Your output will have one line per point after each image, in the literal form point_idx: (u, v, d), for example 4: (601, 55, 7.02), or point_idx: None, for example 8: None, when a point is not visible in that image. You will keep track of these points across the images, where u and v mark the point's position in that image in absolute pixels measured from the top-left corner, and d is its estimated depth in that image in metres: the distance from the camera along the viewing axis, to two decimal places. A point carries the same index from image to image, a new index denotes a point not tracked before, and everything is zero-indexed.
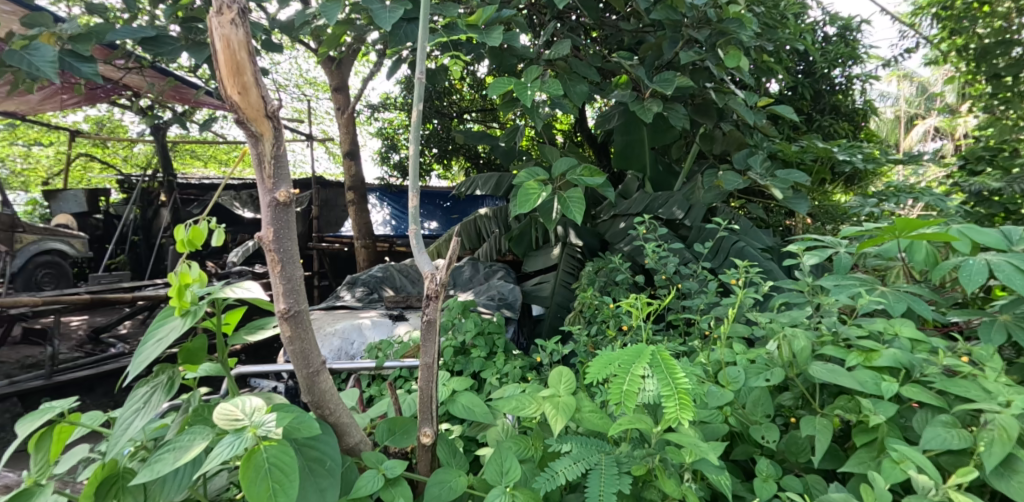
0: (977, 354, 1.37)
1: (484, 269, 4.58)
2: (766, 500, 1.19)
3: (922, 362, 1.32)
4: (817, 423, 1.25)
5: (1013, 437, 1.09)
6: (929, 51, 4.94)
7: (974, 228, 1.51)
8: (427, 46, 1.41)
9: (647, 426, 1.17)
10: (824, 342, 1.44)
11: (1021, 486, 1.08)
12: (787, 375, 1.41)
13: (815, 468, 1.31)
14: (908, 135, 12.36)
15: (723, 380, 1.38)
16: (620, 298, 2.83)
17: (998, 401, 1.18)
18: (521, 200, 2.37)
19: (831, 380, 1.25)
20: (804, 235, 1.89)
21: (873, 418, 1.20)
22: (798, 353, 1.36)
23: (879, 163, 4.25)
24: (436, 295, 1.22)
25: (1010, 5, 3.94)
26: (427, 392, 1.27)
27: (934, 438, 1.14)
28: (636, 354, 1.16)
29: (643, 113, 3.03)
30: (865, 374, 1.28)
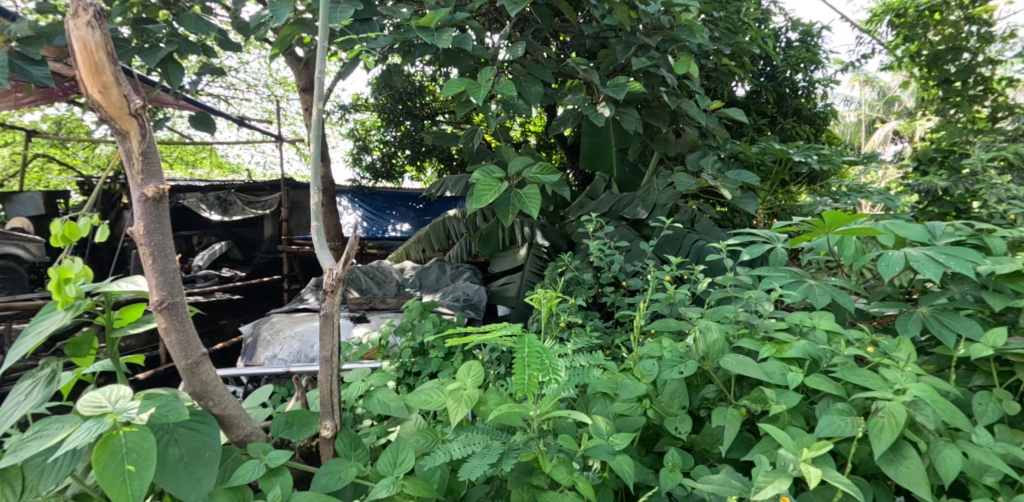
0: (884, 345, 1.44)
1: (451, 270, 4.56)
2: (670, 489, 1.23)
3: (828, 353, 1.41)
4: (727, 415, 1.32)
5: (901, 423, 1.15)
6: (886, 57, 5.09)
7: (900, 223, 1.57)
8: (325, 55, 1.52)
9: (524, 410, 1.22)
10: (742, 335, 1.53)
11: (908, 471, 1.16)
12: (704, 368, 1.47)
13: (727, 458, 1.38)
14: (873, 136, 12.76)
15: (638, 373, 1.43)
16: (581, 297, 2.75)
17: (893, 388, 1.25)
18: (476, 197, 2.36)
19: (740, 371, 1.32)
20: (746, 231, 1.92)
21: (775, 407, 1.28)
22: (710, 345, 1.43)
23: (835, 163, 4.34)
24: (334, 289, 1.30)
25: (960, 14, 4.16)
26: (328, 386, 1.31)
27: (829, 425, 1.21)
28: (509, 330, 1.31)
29: (595, 117, 3.09)
30: (773, 365, 1.36)
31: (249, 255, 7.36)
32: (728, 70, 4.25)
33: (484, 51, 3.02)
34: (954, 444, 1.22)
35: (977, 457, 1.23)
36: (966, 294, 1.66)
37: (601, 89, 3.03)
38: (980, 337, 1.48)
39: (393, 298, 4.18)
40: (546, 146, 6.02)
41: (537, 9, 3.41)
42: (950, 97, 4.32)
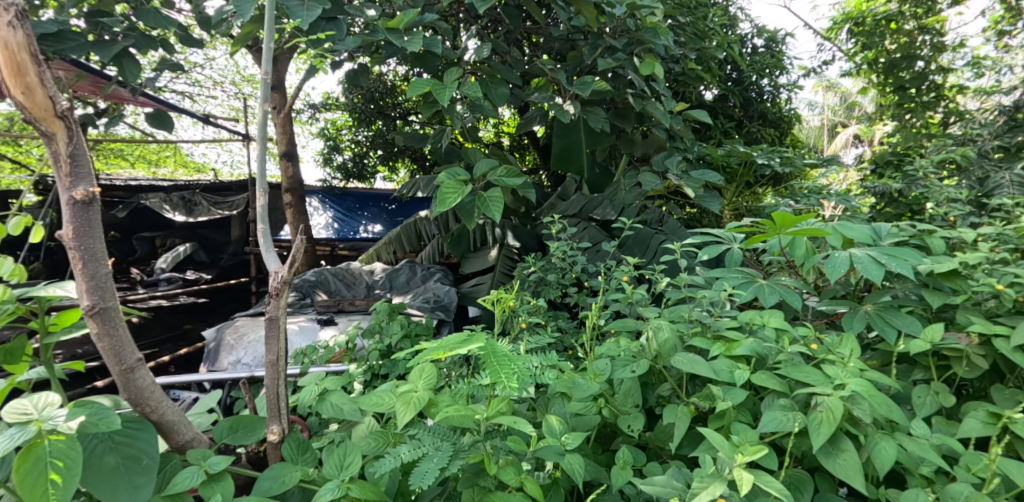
0: (829, 341, 1.52)
1: (421, 271, 4.53)
2: (621, 486, 1.31)
3: (773, 350, 1.48)
4: (677, 411, 1.39)
5: (837, 418, 1.22)
6: (846, 64, 5.25)
7: (846, 225, 1.66)
8: (269, 62, 1.58)
9: (472, 415, 1.29)
10: (695, 333, 1.59)
11: (845, 463, 1.23)
12: (657, 367, 1.53)
13: (677, 455, 1.45)
14: (835, 141, 13.09)
15: (592, 373, 1.50)
16: (547, 297, 2.78)
17: (834, 384, 1.32)
18: (438, 201, 2.40)
19: (689, 368, 1.38)
20: (704, 232, 2.00)
21: (721, 403, 1.35)
22: (662, 344, 1.50)
23: (797, 166, 4.45)
24: (278, 292, 1.33)
25: (914, 24, 4.33)
26: (274, 391, 1.38)
27: (772, 421, 1.27)
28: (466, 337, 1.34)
29: (561, 114, 3.15)
30: (722, 363, 1.43)
31: (216, 257, 7.12)
32: (695, 74, 4.32)
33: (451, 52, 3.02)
34: (889, 436, 1.29)
35: (912, 449, 1.29)
36: (910, 293, 1.75)
37: (567, 88, 3.09)
38: (919, 333, 1.58)
39: (362, 300, 4.12)
40: (519, 148, 6.02)
41: (505, 10, 3.43)
42: (905, 102, 4.50)
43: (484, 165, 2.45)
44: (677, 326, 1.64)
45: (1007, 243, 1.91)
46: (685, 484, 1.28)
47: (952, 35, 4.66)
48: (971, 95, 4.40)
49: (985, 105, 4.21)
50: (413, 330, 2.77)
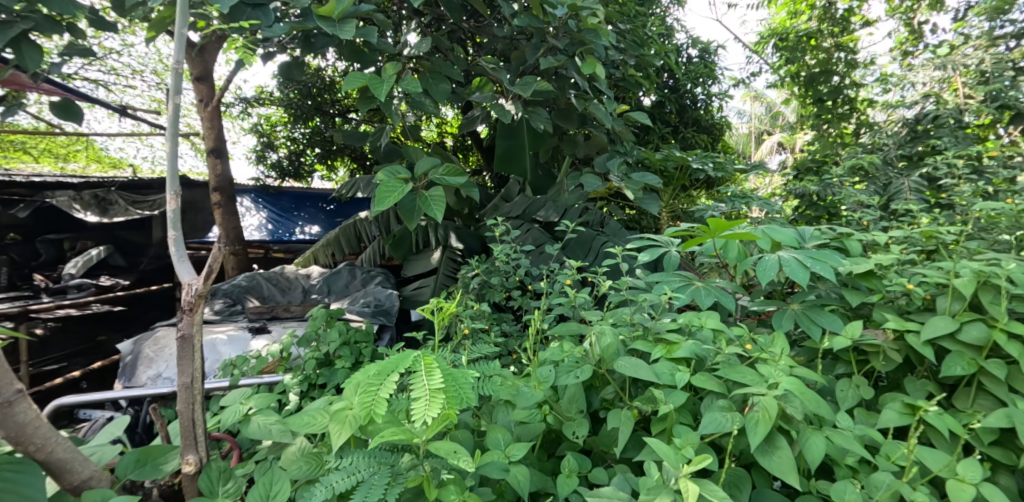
0: (761, 341, 1.58)
1: (361, 275, 4.42)
2: (567, 495, 1.35)
3: (712, 352, 1.53)
4: (621, 416, 1.42)
5: (773, 417, 1.27)
6: (772, 76, 5.53)
7: (774, 229, 1.74)
8: (179, 61, 1.58)
9: (409, 438, 1.30)
10: (636, 337, 1.62)
11: (780, 460, 1.29)
12: (601, 371, 1.55)
13: (622, 458, 1.48)
14: (762, 148, 13.68)
15: (536, 380, 1.52)
16: (490, 300, 2.76)
17: (767, 383, 1.37)
18: (379, 198, 2.36)
19: (633, 373, 1.41)
20: (643, 236, 2.05)
21: (663, 406, 1.38)
22: (605, 348, 1.51)
23: (728, 171, 4.62)
24: (193, 307, 1.45)
25: (831, 42, 4.80)
26: (188, 421, 1.50)
27: (712, 423, 1.31)
28: (401, 358, 1.32)
29: (503, 114, 3.15)
30: (663, 366, 1.46)
31: (134, 261, 6.65)
32: (635, 81, 4.42)
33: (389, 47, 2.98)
34: (819, 431, 1.35)
35: (839, 442, 1.36)
36: (831, 292, 1.85)
37: (510, 88, 3.10)
38: (841, 330, 1.67)
39: (298, 306, 3.96)
40: (462, 148, 5.96)
41: (448, 6, 3.38)
42: (823, 113, 4.75)
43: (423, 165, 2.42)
44: (619, 329, 1.66)
45: (915, 245, 2.05)
46: (630, 492, 1.34)
47: (863, 53, 4.99)
48: (877, 108, 4.61)
49: (890, 117, 4.36)
50: (353, 337, 2.67)
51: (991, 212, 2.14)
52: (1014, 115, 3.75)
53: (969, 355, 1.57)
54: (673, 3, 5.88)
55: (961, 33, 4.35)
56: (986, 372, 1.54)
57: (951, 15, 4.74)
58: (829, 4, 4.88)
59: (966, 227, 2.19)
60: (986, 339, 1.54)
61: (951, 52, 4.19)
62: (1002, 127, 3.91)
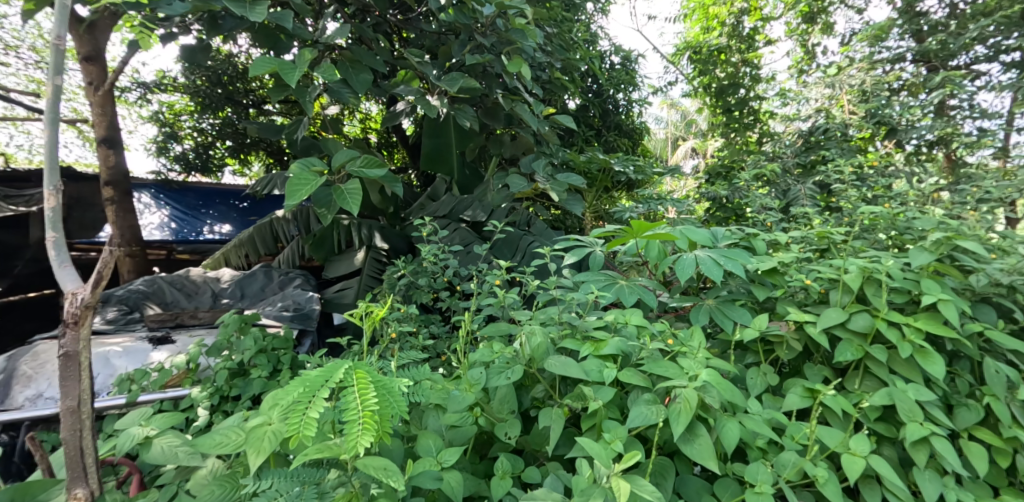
0: (682, 335, 1.67)
1: (279, 277, 4.25)
2: (500, 496, 1.37)
3: (636, 348, 1.59)
4: (552, 415, 1.46)
5: (694, 407, 1.35)
6: (687, 86, 5.83)
7: (692, 229, 1.83)
8: (60, 46, 1.45)
9: (336, 453, 1.29)
10: (565, 335, 1.66)
11: (701, 447, 1.37)
12: (531, 371, 1.58)
13: (553, 456, 1.52)
14: (676, 154, 14.37)
15: (467, 383, 1.53)
16: (417, 302, 2.72)
17: (688, 375, 1.45)
18: (290, 190, 2.40)
19: (564, 372, 1.45)
20: (569, 237, 2.11)
21: (593, 403, 1.42)
22: (536, 348, 1.54)
23: (647, 174, 4.82)
24: (76, 320, 1.38)
25: (739, 58, 5.15)
26: (75, 449, 1.42)
27: (639, 417, 1.38)
28: (331, 369, 1.32)
29: (429, 110, 3.13)
30: (592, 363, 1.51)
31: None
32: (560, 84, 4.52)
33: (306, 32, 2.93)
34: (733, 419, 1.45)
35: (751, 427, 1.47)
36: (740, 288, 1.97)
37: (436, 83, 3.10)
38: (750, 322, 1.79)
39: (206, 312, 3.64)
40: (387, 145, 5.82)
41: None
42: (732, 123, 5.15)
43: (340, 157, 2.47)
44: (548, 328, 1.70)
45: (811, 244, 2.24)
46: (563, 490, 1.37)
47: (766, 69, 5.38)
48: (777, 119, 4.98)
49: (788, 129, 4.73)
50: (268, 344, 2.51)
51: (873, 215, 2.37)
52: (890, 129, 4.19)
53: (857, 341, 1.72)
54: (597, 11, 6.05)
55: (846, 56, 4.80)
56: (871, 357, 1.70)
57: (839, 39, 5.21)
58: (737, 22, 5.24)
59: (852, 228, 2.42)
60: (870, 326, 1.70)
61: (839, 72, 4.59)
62: (879, 141, 4.32)
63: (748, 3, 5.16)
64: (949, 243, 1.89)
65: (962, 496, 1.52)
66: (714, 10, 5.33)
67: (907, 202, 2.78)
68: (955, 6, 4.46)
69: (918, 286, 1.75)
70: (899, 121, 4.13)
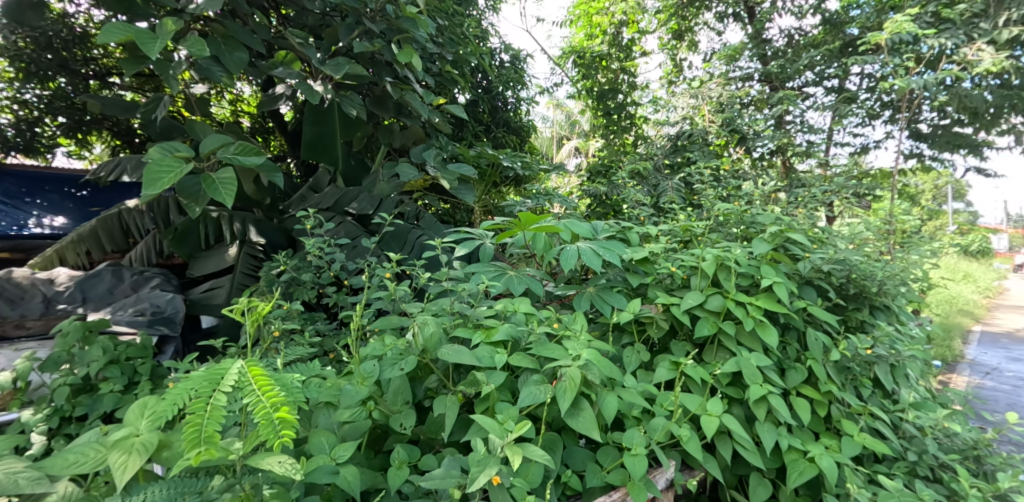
0: (565, 319, 1.78)
1: (132, 277, 3.61)
2: (399, 485, 1.40)
3: (525, 333, 1.68)
4: (447, 402, 1.51)
5: (578, 384, 1.47)
6: (572, 88, 6.09)
7: (574, 221, 1.96)
8: None
9: (224, 455, 1.27)
10: (457, 325, 1.72)
11: (584, 420, 1.50)
12: (424, 361, 1.61)
13: (447, 442, 1.57)
14: (560, 152, 14.82)
15: (360, 377, 1.54)
16: (300, 299, 2.61)
17: (571, 356, 1.57)
18: (149, 180, 2.26)
19: (457, 360, 1.50)
20: (459, 229, 2.17)
21: (486, 387, 1.50)
22: (428, 338, 1.57)
23: (534, 170, 4.98)
24: None
25: (619, 65, 5.53)
26: None
27: (529, 396, 1.47)
28: (219, 370, 1.27)
29: (314, 94, 3.01)
30: (483, 350, 1.58)
31: None
32: (451, 77, 4.56)
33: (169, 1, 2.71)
34: (611, 392, 1.59)
35: (627, 399, 1.62)
36: (617, 276, 2.14)
37: (320, 67, 2.99)
38: (625, 307, 1.96)
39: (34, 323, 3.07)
40: (262, 130, 5.28)
41: None
42: (610, 125, 5.49)
43: (211, 143, 2.44)
44: (440, 319, 1.74)
45: (676, 236, 2.48)
46: (461, 471, 1.42)
47: (641, 77, 5.79)
48: (650, 124, 5.37)
49: (659, 132, 5.13)
50: (122, 354, 2.30)
51: (727, 211, 2.67)
52: (740, 137, 4.72)
53: (712, 319, 1.95)
54: (488, 8, 6.10)
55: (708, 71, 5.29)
56: (724, 332, 1.93)
57: (702, 56, 5.74)
58: (617, 32, 5.61)
59: (711, 222, 2.70)
60: (723, 306, 1.93)
61: (701, 85, 5.06)
62: (733, 146, 4.86)
63: (626, 15, 5.48)
64: (781, 234, 2.20)
65: (793, 443, 1.79)
66: (597, 19, 5.61)
67: (755, 200, 3.16)
68: (793, 35, 5.11)
69: (759, 271, 2.01)
70: (747, 130, 4.65)
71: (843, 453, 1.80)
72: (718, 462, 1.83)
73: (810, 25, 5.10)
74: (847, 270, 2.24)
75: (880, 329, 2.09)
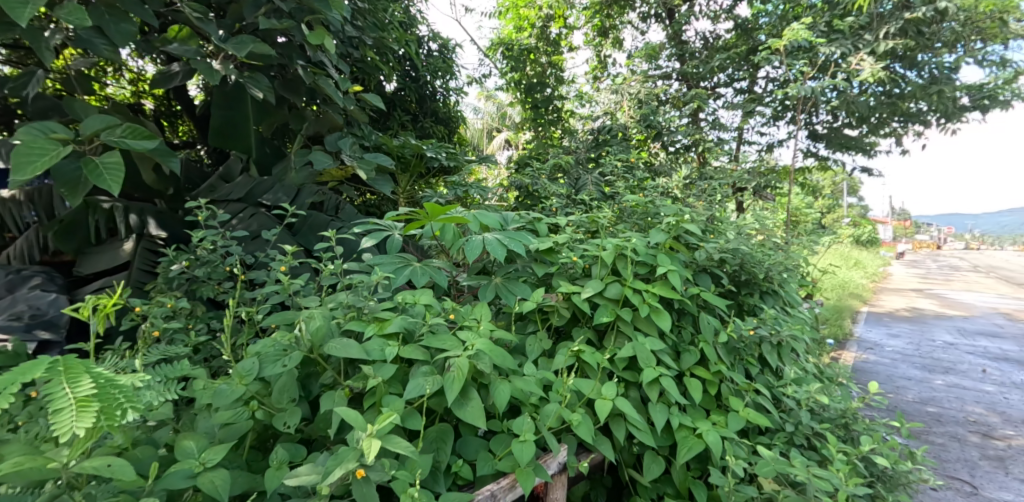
0: (461, 311, 1.81)
1: (8, 277, 3.16)
2: (275, 486, 1.41)
3: (420, 324, 1.69)
4: (333, 398, 1.53)
5: (465, 374, 1.51)
6: (500, 80, 6.07)
7: (482, 212, 1.96)
8: None
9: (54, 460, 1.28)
10: (350, 318, 1.71)
11: (472, 409, 1.54)
12: (313, 356, 1.61)
13: (335, 439, 1.58)
14: (492, 143, 14.70)
15: (237, 375, 1.55)
16: (196, 296, 2.47)
17: (463, 346, 1.60)
18: (19, 164, 2.04)
19: (343, 354, 1.51)
20: (367, 220, 2.13)
21: (371, 381, 1.51)
22: (314, 332, 1.58)
23: (459, 161, 4.82)
24: None
25: (547, 59, 5.57)
26: None
27: (415, 389, 1.50)
28: (35, 364, 1.30)
29: (212, 74, 2.82)
30: (374, 343, 1.59)
31: None
32: (372, 64, 4.40)
33: None
34: (505, 380, 1.64)
35: (521, 386, 1.67)
36: (524, 266, 2.17)
37: (221, 44, 2.81)
38: (529, 296, 2.01)
39: None
40: (168, 112, 4.24)
41: None
42: (538, 118, 5.53)
43: (94, 124, 2.23)
44: (333, 311, 1.73)
45: (584, 228, 2.55)
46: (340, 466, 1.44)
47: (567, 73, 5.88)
48: (575, 118, 5.46)
49: (584, 127, 5.23)
50: None
51: (639, 204, 2.77)
52: (657, 132, 4.91)
53: (611, 306, 2.02)
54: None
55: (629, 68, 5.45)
56: (621, 319, 2.01)
57: (626, 54, 5.90)
58: (545, 26, 5.65)
59: (624, 215, 2.79)
60: (620, 294, 2.01)
61: (623, 81, 5.21)
62: (651, 142, 5.04)
63: (553, 10, 5.53)
64: (677, 225, 2.32)
65: (683, 421, 1.89)
66: (525, 12, 5.62)
67: (675, 194, 3.30)
68: (708, 38, 5.39)
69: (656, 259, 2.11)
70: (663, 126, 4.84)
71: (729, 427, 1.92)
72: (612, 443, 1.91)
73: (723, 29, 5.39)
74: (740, 258, 2.39)
75: (764, 312, 2.24)
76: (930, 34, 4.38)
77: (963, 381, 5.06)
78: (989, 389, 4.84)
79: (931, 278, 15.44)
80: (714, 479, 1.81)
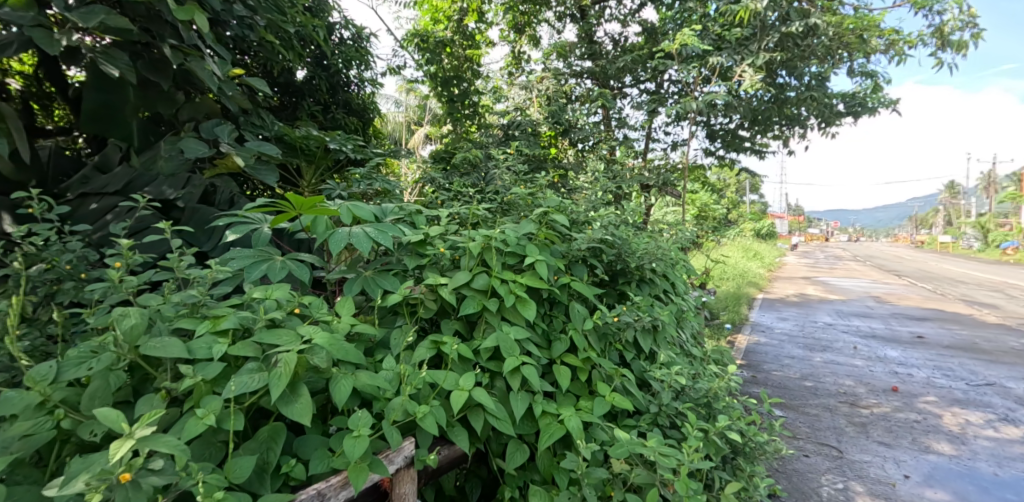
0: (309, 305, 1.81)
1: None
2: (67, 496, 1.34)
3: (255, 318, 1.68)
4: (149, 402, 1.49)
5: (291, 368, 1.51)
6: (416, 71, 5.93)
7: (355, 204, 1.93)
8: None
9: None
10: (181, 316, 1.68)
11: (300, 406, 1.53)
12: (132, 357, 1.56)
13: None
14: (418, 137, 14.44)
15: (31, 382, 1.47)
16: None
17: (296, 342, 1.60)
18: None
19: (157, 352, 1.49)
20: (237, 213, 2.10)
21: (189, 380, 1.49)
22: (130, 332, 1.53)
23: (367, 153, 4.55)
24: None
25: (463, 53, 5.48)
26: None
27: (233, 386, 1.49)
28: None
29: (52, 44, 2.54)
30: (201, 342, 1.57)
31: None
32: (272, 48, 4.09)
33: None
34: (348, 375, 1.64)
35: (369, 380, 1.67)
36: (398, 258, 2.17)
37: (65, 12, 2.53)
38: (395, 289, 2.00)
39: None
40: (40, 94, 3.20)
41: None
42: (454, 113, 5.46)
43: None
44: (166, 310, 1.68)
45: (468, 220, 2.57)
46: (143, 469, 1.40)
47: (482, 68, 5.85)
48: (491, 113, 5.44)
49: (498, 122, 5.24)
50: None
51: (535, 198, 2.82)
52: (564, 129, 5.02)
53: (479, 296, 2.04)
54: None
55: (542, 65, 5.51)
56: (488, 310, 2.04)
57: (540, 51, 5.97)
58: (461, 20, 5.58)
59: (520, 208, 2.84)
60: (487, 284, 2.04)
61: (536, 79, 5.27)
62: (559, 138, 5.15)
63: (468, 3, 5.47)
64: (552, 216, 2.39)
65: (546, 408, 1.96)
66: (439, 4, 5.51)
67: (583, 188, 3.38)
68: (616, 39, 5.58)
69: (525, 250, 2.16)
70: (571, 123, 4.96)
71: (593, 412, 2.00)
72: (474, 433, 1.95)
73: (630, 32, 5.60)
74: (616, 249, 2.50)
75: (635, 301, 2.37)
76: (804, 46, 4.77)
77: (837, 358, 5.61)
78: (858, 364, 5.41)
79: (819, 268, 16.94)
80: (570, 463, 1.88)
